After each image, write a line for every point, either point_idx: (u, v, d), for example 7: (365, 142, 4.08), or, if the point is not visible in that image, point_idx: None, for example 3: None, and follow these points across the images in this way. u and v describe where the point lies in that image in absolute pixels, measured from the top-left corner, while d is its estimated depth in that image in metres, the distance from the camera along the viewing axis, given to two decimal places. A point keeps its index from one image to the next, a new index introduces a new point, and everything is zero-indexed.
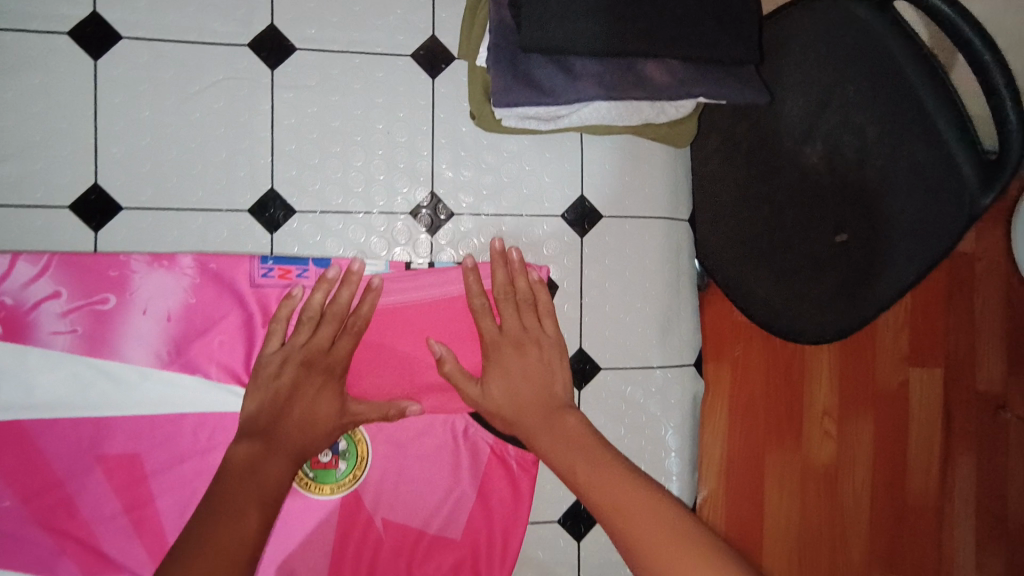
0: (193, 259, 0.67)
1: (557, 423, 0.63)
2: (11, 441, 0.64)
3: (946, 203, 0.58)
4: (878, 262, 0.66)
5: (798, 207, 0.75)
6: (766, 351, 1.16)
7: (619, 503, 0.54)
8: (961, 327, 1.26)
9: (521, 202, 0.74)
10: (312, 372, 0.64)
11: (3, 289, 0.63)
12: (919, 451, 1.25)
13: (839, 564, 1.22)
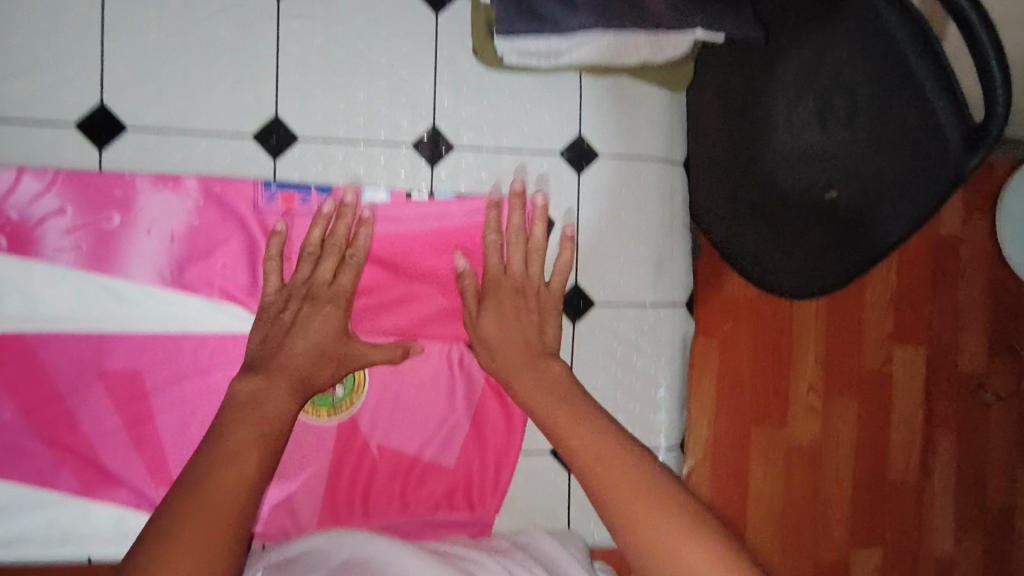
0: (197, 182, 0.68)
1: (541, 368, 0.68)
2: (15, 354, 0.66)
3: (934, 161, 0.56)
4: (870, 224, 0.63)
5: (788, 165, 0.72)
6: (754, 329, 1.21)
7: (596, 459, 0.60)
8: (946, 313, 1.29)
9: (520, 138, 0.76)
10: (314, 307, 0.67)
11: (11, 204, 0.65)
12: (901, 431, 1.28)
13: (821, 540, 1.25)
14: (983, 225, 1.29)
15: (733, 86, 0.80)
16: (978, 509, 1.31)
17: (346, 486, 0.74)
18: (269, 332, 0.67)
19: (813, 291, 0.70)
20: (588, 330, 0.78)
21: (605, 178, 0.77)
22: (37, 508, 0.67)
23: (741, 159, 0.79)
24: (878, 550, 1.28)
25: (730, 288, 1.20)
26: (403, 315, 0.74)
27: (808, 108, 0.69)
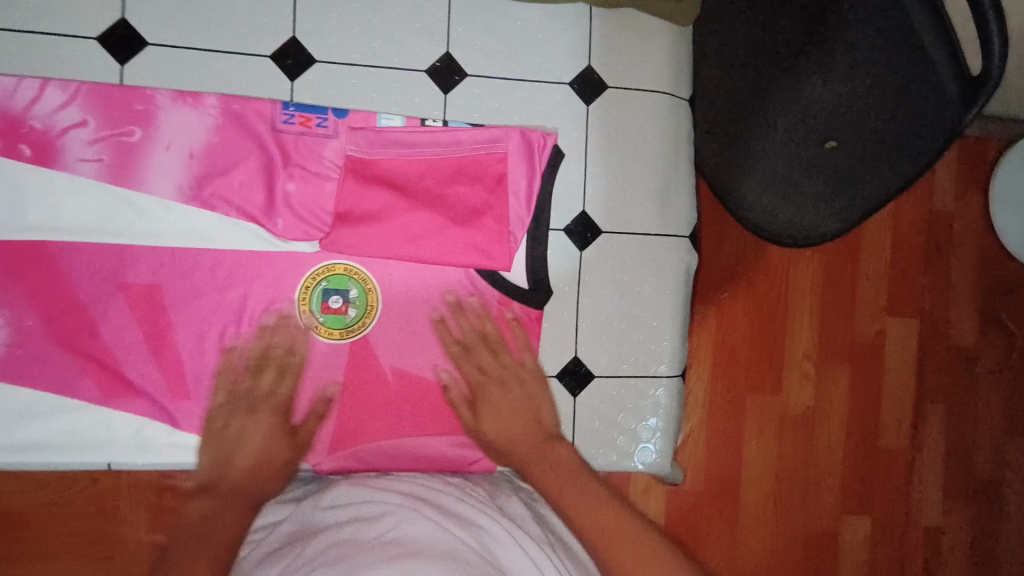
0: (217, 100, 0.70)
1: (549, 454, 0.66)
2: (37, 261, 0.68)
3: (930, 117, 0.61)
4: (861, 177, 0.70)
5: (789, 118, 0.75)
6: (750, 300, 1.23)
7: (606, 530, 0.57)
8: (938, 284, 1.31)
9: (531, 68, 0.77)
10: (259, 418, 0.69)
11: (34, 113, 0.66)
12: (893, 399, 1.30)
13: (813, 508, 1.27)
14: (975, 203, 1.32)
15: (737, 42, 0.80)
16: (967, 483, 1.33)
17: (358, 412, 0.75)
18: (218, 453, 0.67)
19: (807, 237, 0.78)
20: (596, 257, 0.79)
21: (613, 111, 0.79)
22: (60, 413, 0.69)
23: (748, 110, 0.80)
24: (867, 515, 1.30)
25: (728, 255, 1.22)
26: (414, 242, 0.74)
27: (808, 66, 0.71)
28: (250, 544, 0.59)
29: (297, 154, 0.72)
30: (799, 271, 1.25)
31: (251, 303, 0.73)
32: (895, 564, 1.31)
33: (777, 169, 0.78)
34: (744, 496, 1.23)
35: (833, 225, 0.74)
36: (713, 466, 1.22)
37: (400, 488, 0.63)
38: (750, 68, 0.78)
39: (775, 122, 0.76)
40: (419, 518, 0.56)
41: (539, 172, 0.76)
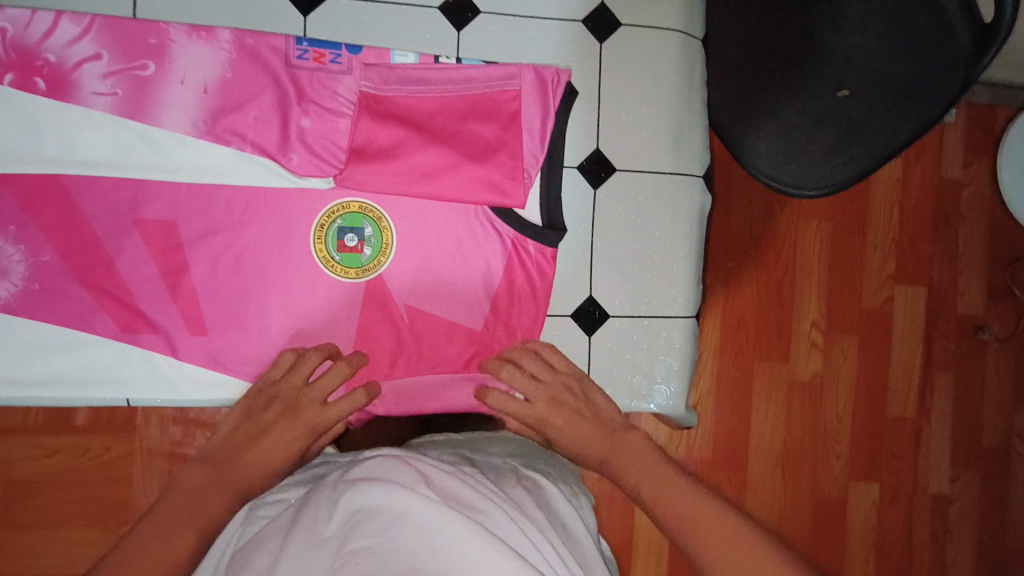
0: (230, 34, 0.70)
1: (623, 443, 0.68)
2: (56, 197, 0.68)
3: (941, 67, 0.61)
4: (874, 124, 0.69)
5: (798, 69, 0.75)
6: (757, 267, 1.23)
7: (689, 515, 0.56)
8: (944, 254, 1.30)
9: (542, 6, 0.78)
10: (292, 421, 0.67)
11: (48, 47, 0.66)
12: (902, 368, 1.29)
13: (821, 477, 1.27)
14: (984, 169, 1.31)
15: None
16: (975, 452, 1.33)
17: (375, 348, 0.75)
18: (243, 429, 0.66)
19: (819, 186, 0.75)
20: (609, 195, 0.79)
21: (626, 46, 0.79)
22: (79, 346, 0.69)
23: (764, 63, 0.78)
24: (876, 484, 1.29)
25: (737, 223, 1.22)
26: (428, 178, 0.73)
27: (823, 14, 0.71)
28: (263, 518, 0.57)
29: (312, 89, 0.72)
30: (807, 239, 1.25)
31: (264, 241, 0.72)
32: (902, 534, 1.31)
33: (790, 120, 0.77)
34: (753, 465, 1.24)
35: (845, 173, 0.72)
36: (722, 433, 1.23)
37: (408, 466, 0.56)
38: (768, 16, 0.77)
39: (786, 76, 0.76)
40: (420, 503, 0.50)
41: (553, 108, 0.76)
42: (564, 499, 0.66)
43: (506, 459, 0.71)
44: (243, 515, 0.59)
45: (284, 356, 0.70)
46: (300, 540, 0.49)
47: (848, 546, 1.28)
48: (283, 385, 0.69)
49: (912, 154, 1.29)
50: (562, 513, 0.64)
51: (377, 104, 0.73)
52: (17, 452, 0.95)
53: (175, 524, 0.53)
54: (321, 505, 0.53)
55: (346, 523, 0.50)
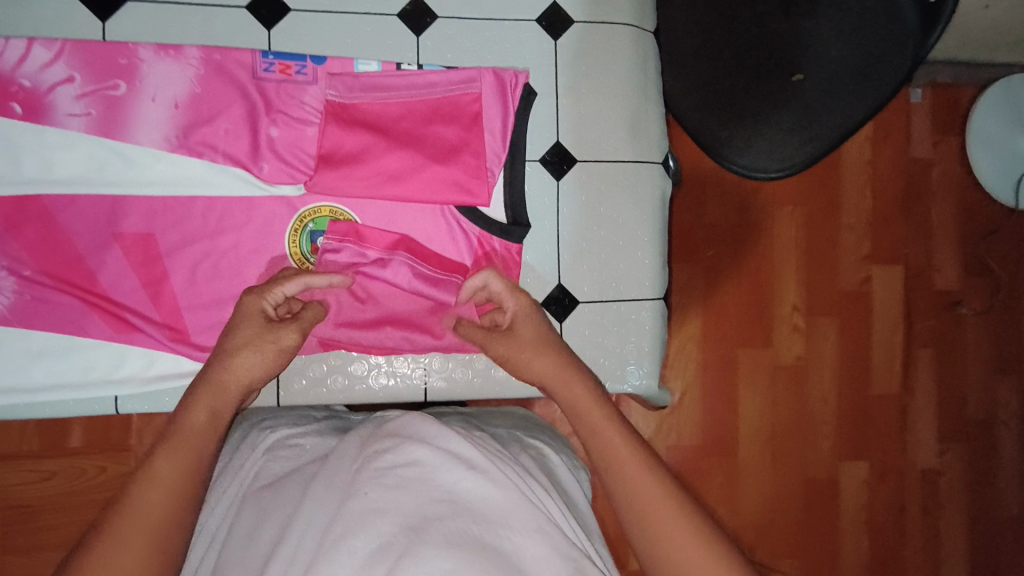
0: (198, 51, 0.73)
1: (579, 398, 0.64)
2: (36, 217, 0.71)
3: (894, 50, 0.71)
4: (827, 108, 0.76)
5: (756, 56, 0.79)
6: (732, 254, 1.26)
7: (647, 510, 0.54)
8: (917, 231, 1.34)
9: (498, 7, 0.81)
10: (244, 322, 0.65)
11: (21, 72, 0.69)
12: (882, 345, 1.32)
13: (810, 458, 1.30)
14: (950, 147, 1.34)
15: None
16: (960, 423, 1.35)
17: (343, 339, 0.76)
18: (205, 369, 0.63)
19: (780, 168, 0.80)
20: (572, 186, 0.82)
21: (581, 43, 0.82)
22: (72, 353, 0.72)
23: (721, 53, 0.81)
24: (863, 460, 1.32)
25: (710, 214, 1.26)
26: (397, 181, 0.76)
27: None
28: (281, 459, 0.62)
29: (279, 100, 0.75)
30: (780, 224, 1.28)
31: (241, 248, 0.75)
32: (893, 508, 1.33)
33: (746, 108, 0.81)
34: (742, 448, 1.27)
35: (803, 156, 0.78)
36: (709, 419, 1.26)
37: (411, 421, 0.58)
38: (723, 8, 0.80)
39: (744, 62, 0.80)
40: (435, 457, 0.52)
41: (512, 110, 0.79)
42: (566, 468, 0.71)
43: (509, 430, 0.75)
44: (262, 453, 0.64)
45: (247, 296, 0.66)
46: (320, 484, 0.53)
47: (841, 522, 1.31)
48: (237, 318, 0.65)
49: (879, 137, 1.32)
50: (564, 480, 0.69)
51: (344, 111, 0.76)
52: (14, 478, 0.97)
53: (153, 472, 0.53)
54: (344, 452, 0.56)
55: (361, 463, 0.53)
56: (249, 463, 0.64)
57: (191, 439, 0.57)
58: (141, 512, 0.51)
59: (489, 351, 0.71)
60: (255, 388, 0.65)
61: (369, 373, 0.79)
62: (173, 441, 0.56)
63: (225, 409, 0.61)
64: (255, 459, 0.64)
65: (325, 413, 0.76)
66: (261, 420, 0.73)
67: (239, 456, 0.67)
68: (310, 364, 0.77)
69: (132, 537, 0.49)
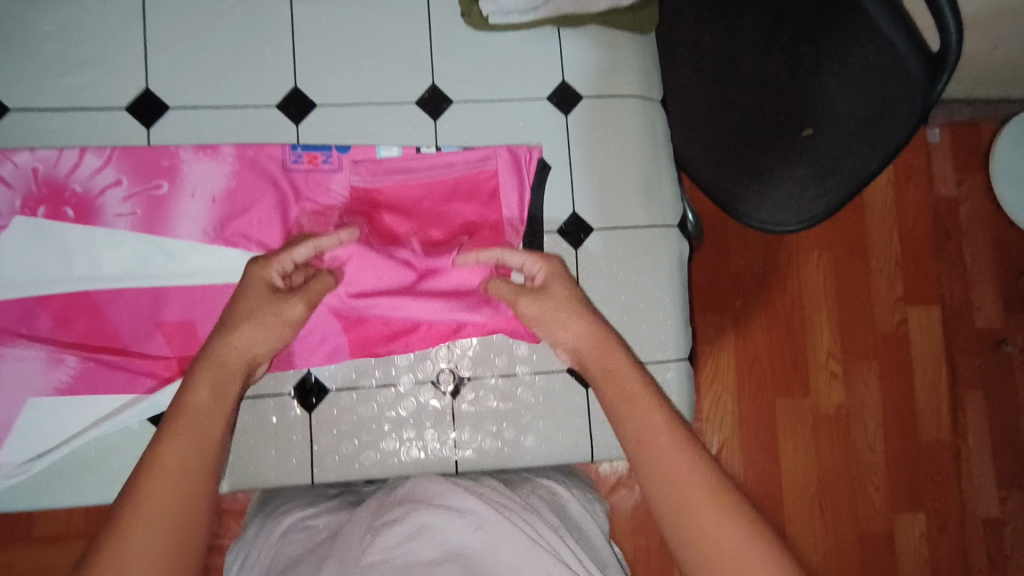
0: (233, 148, 0.78)
1: (626, 386, 0.60)
2: (85, 311, 0.75)
3: (901, 102, 0.63)
4: (846, 157, 0.69)
5: (763, 117, 0.77)
6: (762, 305, 1.25)
7: (710, 547, 0.49)
8: (952, 270, 1.31)
9: (511, 88, 0.86)
10: (252, 291, 0.66)
11: (75, 178, 0.75)
12: (928, 391, 1.28)
13: (862, 513, 1.25)
14: (975, 183, 1.34)
15: (705, 48, 0.82)
16: (1019, 467, 1.29)
17: (376, 330, 0.79)
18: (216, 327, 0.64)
19: (799, 222, 0.76)
20: (590, 254, 0.84)
21: (591, 116, 0.86)
22: (121, 439, 0.76)
23: (730, 114, 0.81)
24: (920, 512, 1.26)
25: (736, 264, 1.25)
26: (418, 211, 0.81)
27: (806, 52, 0.70)
28: (297, 538, 0.64)
29: (308, 189, 0.80)
30: (809, 270, 1.27)
31: None
32: (958, 561, 1.27)
33: (763, 162, 0.79)
34: (788, 506, 1.23)
35: (823, 210, 0.73)
36: (751, 476, 1.22)
37: (418, 486, 0.66)
38: (725, 71, 0.80)
39: (750, 124, 0.78)
40: (443, 521, 0.60)
41: (528, 185, 0.83)
42: (577, 503, 0.72)
43: (521, 475, 0.78)
44: (277, 536, 0.66)
45: (253, 266, 0.67)
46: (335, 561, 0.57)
47: None
48: (246, 284, 0.66)
49: (902, 178, 1.32)
50: (577, 518, 0.70)
51: (367, 196, 0.80)
52: (61, 561, 0.99)
53: (162, 453, 0.53)
54: (354, 523, 0.62)
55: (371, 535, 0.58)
56: (264, 549, 0.65)
57: (196, 419, 0.56)
58: (149, 505, 0.50)
59: (518, 310, 0.71)
60: (262, 361, 0.65)
61: (402, 448, 0.80)
62: (178, 423, 0.56)
63: (227, 384, 0.60)
64: (273, 535, 0.66)
65: (341, 488, 0.79)
66: (283, 493, 0.77)
67: (258, 539, 0.68)
68: (342, 441, 0.79)
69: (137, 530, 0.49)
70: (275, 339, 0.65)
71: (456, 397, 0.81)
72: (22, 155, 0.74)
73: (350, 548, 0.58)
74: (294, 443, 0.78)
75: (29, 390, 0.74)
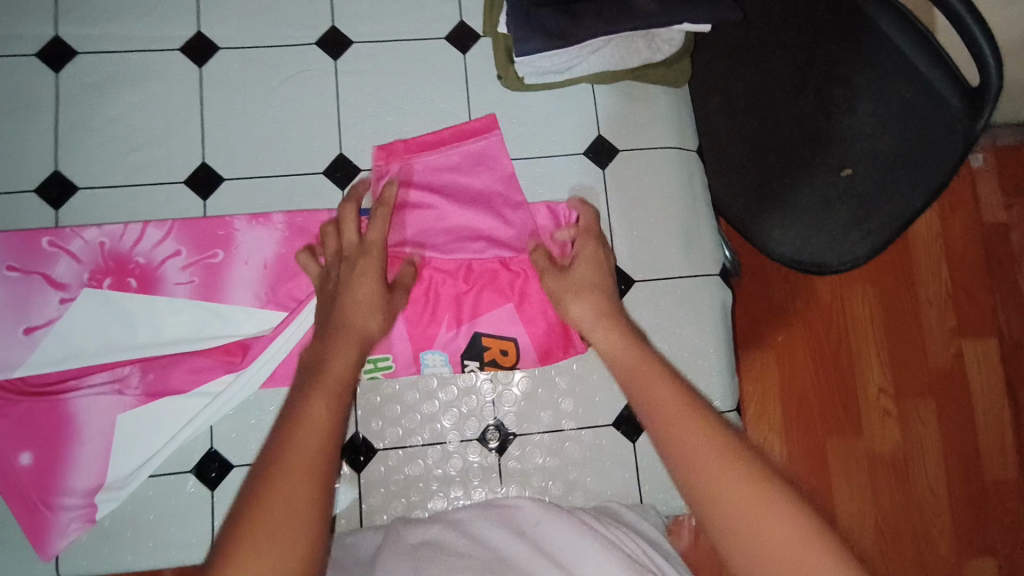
0: (283, 216, 0.81)
1: (648, 379, 0.60)
2: (146, 375, 0.78)
3: (944, 134, 0.61)
4: (886, 195, 0.68)
5: (803, 159, 0.74)
6: (809, 340, 1.20)
7: (738, 531, 0.48)
8: (1007, 300, 1.26)
9: (548, 146, 0.88)
10: (366, 271, 0.70)
11: (138, 251, 0.79)
12: (989, 428, 1.22)
13: (926, 558, 1.17)
14: None
15: (737, 93, 0.80)
16: None
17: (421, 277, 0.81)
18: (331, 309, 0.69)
19: (841, 262, 0.75)
20: (632, 306, 0.85)
21: (627, 170, 0.88)
22: (177, 502, 0.77)
23: (762, 158, 0.78)
24: (991, 558, 1.18)
25: (779, 300, 1.21)
26: (455, 170, 0.84)
27: (840, 92, 0.68)
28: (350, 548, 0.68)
29: None
30: (855, 304, 1.23)
31: None
32: None
33: (801, 204, 0.77)
34: None
35: (867, 249, 0.71)
36: None
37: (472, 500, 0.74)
38: (759, 117, 0.77)
39: (788, 167, 0.76)
40: (508, 515, 0.67)
41: None
42: (645, 521, 0.73)
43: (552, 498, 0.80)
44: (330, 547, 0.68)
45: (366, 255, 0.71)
46: (398, 555, 0.61)
47: None
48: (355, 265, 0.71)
49: (946, 206, 1.28)
50: (628, 516, 0.74)
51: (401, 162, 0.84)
52: None
53: (313, 402, 0.57)
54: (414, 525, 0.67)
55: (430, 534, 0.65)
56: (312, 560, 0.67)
57: (334, 380, 0.61)
58: (301, 443, 0.53)
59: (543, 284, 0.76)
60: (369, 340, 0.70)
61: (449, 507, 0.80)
62: (320, 383, 0.60)
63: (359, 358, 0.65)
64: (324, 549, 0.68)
65: None
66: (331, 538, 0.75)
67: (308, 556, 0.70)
68: (390, 502, 0.79)
69: (298, 458, 0.52)
70: (381, 308, 0.70)
71: (502, 454, 0.81)
72: (90, 232, 0.79)
73: (404, 541, 0.64)
74: (344, 502, 0.79)
75: (109, 424, 0.77)
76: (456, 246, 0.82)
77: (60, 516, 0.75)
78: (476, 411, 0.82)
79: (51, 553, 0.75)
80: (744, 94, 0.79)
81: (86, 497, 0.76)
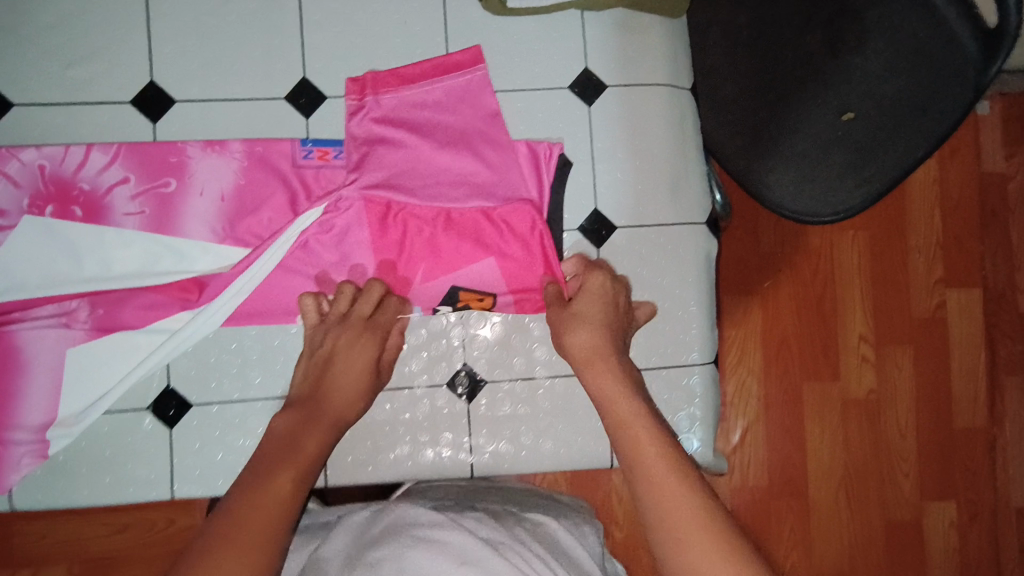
0: (241, 144, 0.75)
1: (629, 418, 0.61)
2: (96, 311, 0.74)
3: (950, 82, 0.56)
4: (886, 145, 0.63)
5: (804, 101, 0.68)
6: (793, 289, 1.17)
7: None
8: (995, 250, 1.22)
9: (531, 77, 0.81)
10: (362, 341, 0.71)
11: (82, 177, 0.73)
12: (964, 376, 1.20)
13: (889, 499, 1.18)
14: None
15: (741, 25, 0.72)
16: None
17: (393, 216, 0.77)
18: (317, 373, 0.69)
19: (835, 212, 0.70)
20: (613, 253, 0.81)
21: (614, 108, 0.82)
22: (136, 439, 0.75)
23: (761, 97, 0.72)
24: (951, 503, 1.19)
25: (767, 244, 1.17)
26: (430, 101, 0.78)
27: (850, 28, 0.61)
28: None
29: (318, 186, 0.77)
30: (843, 251, 1.19)
31: (289, 333, 0.77)
32: (988, 548, 1.19)
33: (797, 147, 0.70)
34: (814, 494, 1.16)
35: (862, 199, 0.66)
36: (775, 462, 1.15)
37: (401, 515, 0.65)
38: (762, 52, 0.70)
39: (784, 107, 0.69)
40: (431, 560, 0.57)
41: (548, 182, 0.79)
42: (580, 546, 0.70)
43: (504, 506, 0.75)
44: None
45: (365, 334, 0.71)
46: None
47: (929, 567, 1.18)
48: (351, 331, 0.71)
49: (946, 154, 1.22)
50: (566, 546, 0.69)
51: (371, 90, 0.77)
52: (88, 531, 0.94)
53: (278, 463, 0.59)
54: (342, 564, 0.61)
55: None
56: None
57: (296, 436, 0.63)
58: (271, 498, 0.55)
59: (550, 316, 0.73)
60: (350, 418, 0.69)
61: (415, 453, 0.78)
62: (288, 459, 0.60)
63: (329, 427, 0.65)
64: None
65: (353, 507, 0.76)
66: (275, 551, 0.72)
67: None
68: (355, 446, 0.77)
69: (252, 522, 0.53)
70: (366, 387, 0.70)
71: (471, 401, 0.79)
72: (28, 153, 0.73)
73: None
74: None
75: (56, 359, 0.73)
76: (430, 185, 0.77)
77: (9, 451, 0.73)
78: (446, 356, 0.79)
79: (4, 487, 0.73)
80: (747, 27, 0.71)
81: (38, 432, 0.73)
